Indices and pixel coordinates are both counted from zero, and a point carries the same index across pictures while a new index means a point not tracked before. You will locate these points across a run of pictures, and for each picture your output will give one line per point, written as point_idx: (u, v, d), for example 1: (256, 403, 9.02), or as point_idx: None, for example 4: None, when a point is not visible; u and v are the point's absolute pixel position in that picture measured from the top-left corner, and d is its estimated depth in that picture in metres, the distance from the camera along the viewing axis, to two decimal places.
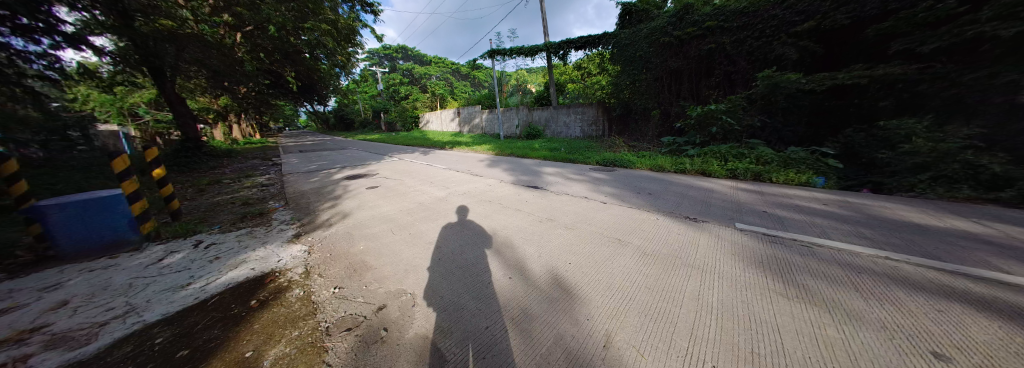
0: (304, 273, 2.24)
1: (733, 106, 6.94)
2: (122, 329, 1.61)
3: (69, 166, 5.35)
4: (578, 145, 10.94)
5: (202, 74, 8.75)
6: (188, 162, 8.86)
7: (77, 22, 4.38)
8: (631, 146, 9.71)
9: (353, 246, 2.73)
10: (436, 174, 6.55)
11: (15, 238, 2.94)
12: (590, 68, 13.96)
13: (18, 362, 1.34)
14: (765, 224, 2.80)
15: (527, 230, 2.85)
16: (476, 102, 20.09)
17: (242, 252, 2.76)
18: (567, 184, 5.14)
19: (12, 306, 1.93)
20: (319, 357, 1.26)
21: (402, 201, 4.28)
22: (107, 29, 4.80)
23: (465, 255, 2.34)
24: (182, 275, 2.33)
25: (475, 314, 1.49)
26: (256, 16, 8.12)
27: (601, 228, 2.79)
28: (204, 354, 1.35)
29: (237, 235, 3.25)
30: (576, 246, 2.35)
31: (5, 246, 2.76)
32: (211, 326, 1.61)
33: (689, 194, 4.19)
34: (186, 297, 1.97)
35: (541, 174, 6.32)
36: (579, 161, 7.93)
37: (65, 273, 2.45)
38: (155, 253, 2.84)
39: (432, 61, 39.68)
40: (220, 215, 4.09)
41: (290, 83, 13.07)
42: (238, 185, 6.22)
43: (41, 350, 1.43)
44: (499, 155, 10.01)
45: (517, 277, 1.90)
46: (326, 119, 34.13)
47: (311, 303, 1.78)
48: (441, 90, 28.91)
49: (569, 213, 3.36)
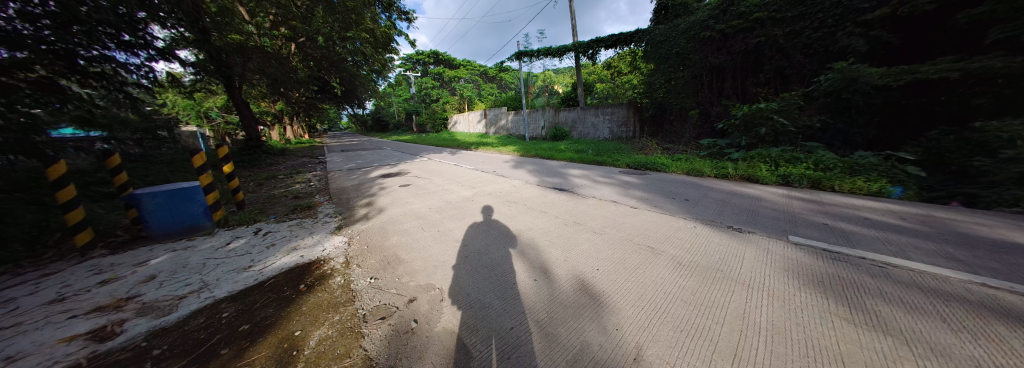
0: (344, 263, 2.42)
1: (786, 105, 6.24)
2: (196, 302, 1.88)
3: (158, 161, 6.32)
4: (606, 147, 10.60)
5: (263, 80, 9.91)
6: (249, 159, 10.08)
7: (166, 38, 5.02)
8: (664, 149, 9.22)
9: (387, 240, 2.90)
10: (463, 174, 6.75)
11: (116, 220, 3.58)
12: (620, 67, 13.41)
13: (117, 325, 1.66)
14: (826, 239, 2.46)
15: (553, 233, 2.81)
16: (502, 103, 20.33)
17: (293, 240, 3.07)
18: (595, 187, 5.01)
19: (113, 278, 2.34)
20: (357, 341, 1.35)
21: (431, 200, 4.45)
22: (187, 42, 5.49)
23: (491, 254, 2.37)
24: (245, 258, 2.64)
25: (501, 314, 1.50)
26: (308, 29, 9.24)
27: (632, 234, 2.67)
28: (261, 330, 1.52)
29: (289, 226, 3.61)
30: (605, 251, 2.29)
31: (110, 226, 3.41)
32: (267, 305, 1.80)
33: (732, 201, 3.85)
34: (248, 278, 2.23)
35: (567, 176, 6.24)
36: (607, 164, 7.69)
37: (154, 252, 2.91)
38: (225, 237, 3.26)
39: (462, 65, 41.09)
40: (275, 207, 4.58)
41: (335, 88, 14.33)
42: (289, 181, 6.90)
43: (134, 316, 1.75)
44: (524, 156, 10.05)
45: (541, 279, 1.88)
46: (364, 121, 36.81)
47: (350, 291, 1.92)
48: (470, 93, 29.79)
49: (597, 218, 3.25)
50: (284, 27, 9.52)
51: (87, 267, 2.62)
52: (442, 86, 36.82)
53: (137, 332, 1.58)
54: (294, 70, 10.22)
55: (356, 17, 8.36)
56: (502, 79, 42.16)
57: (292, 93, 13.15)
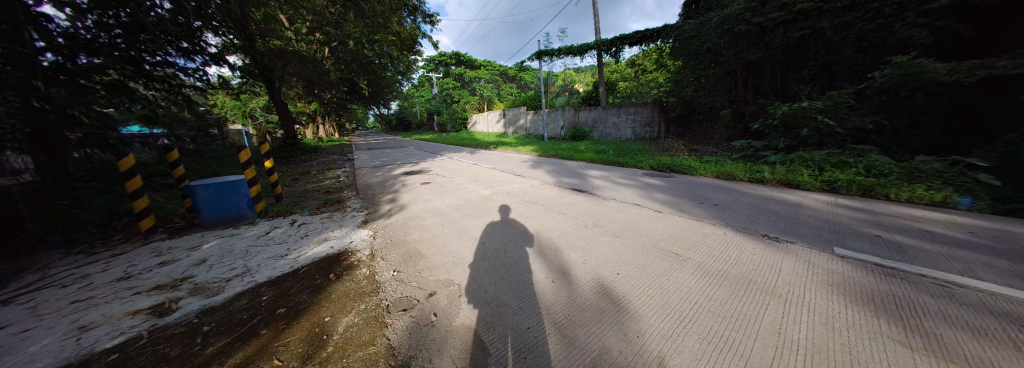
0: (370, 255, 2.55)
1: (835, 104, 5.67)
2: (240, 285, 2.07)
3: (210, 156, 7.02)
4: (628, 147, 10.26)
5: (300, 82, 10.67)
6: (286, 156, 10.89)
7: (217, 44, 5.47)
8: (691, 150, 8.77)
9: (409, 235, 3.01)
10: (482, 173, 6.83)
11: (174, 208, 4.02)
12: (645, 65, 12.94)
13: (174, 302, 1.88)
14: (879, 252, 2.21)
15: (571, 234, 2.77)
16: (521, 103, 20.35)
17: (324, 232, 3.27)
18: (616, 189, 4.86)
19: (173, 260, 2.64)
20: (381, 331, 1.42)
21: (451, 197, 4.55)
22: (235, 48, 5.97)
23: (509, 253, 2.39)
24: (282, 246, 2.86)
25: (518, 313, 1.50)
26: (340, 33, 9.79)
27: (656, 239, 2.56)
28: (296, 314, 1.64)
29: (321, 218, 3.86)
30: (626, 256, 2.21)
31: (169, 214, 3.85)
32: (302, 291, 1.94)
33: (767, 208, 3.57)
34: (284, 265, 2.42)
35: (586, 176, 6.12)
36: (629, 165, 7.45)
37: (205, 237, 3.23)
38: (265, 227, 3.56)
39: (482, 65, 41.63)
40: (308, 200, 4.91)
41: (363, 89, 15.12)
42: (321, 176, 7.38)
43: (188, 295, 1.98)
44: (542, 156, 10.00)
45: (560, 281, 1.85)
46: (389, 121, 38.42)
47: (375, 282, 2.02)
48: (489, 93, 30.14)
49: (617, 220, 3.15)
50: (319, 33, 10.17)
51: (152, 249, 2.97)
52: (463, 87, 37.55)
53: (190, 309, 1.79)
54: (327, 72, 10.89)
55: (383, 21, 8.71)
56: (521, 79, 42.25)
57: (325, 94, 14.05)
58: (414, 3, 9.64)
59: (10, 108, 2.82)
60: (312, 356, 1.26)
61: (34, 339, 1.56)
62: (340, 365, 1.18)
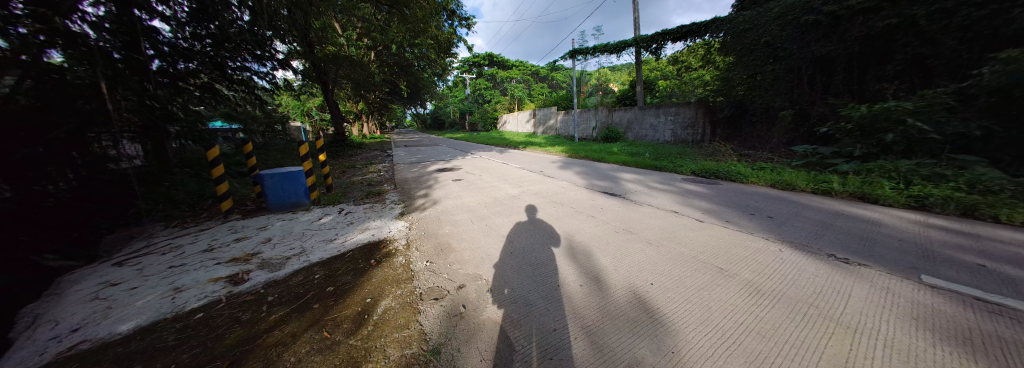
0: (406, 245, 2.72)
1: (929, 105, 4.74)
2: (297, 263, 2.34)
3: (276, 149, 8.03)
4: (667, 150, 9.62)
5: (350, 84, 11.72)
6: (337, 150, 12.09)
7: (285, 51, 6.20)
8: (741, 156, 7.98)
9: (441, 229, 3.15)
10: (511, 172, 6.89)
11: (246, 193, 4.67)
12: (689, 62, 12.06)
13: (246, 274, 2.19)
14: (988, 284, 1.79)
15: (602, 239, 2.69)
16: (552, 102, 20.20)
17: (366, 221, 3.56)
18: (652, 194, 4.60)
19: (245, 237, 3.07)
20: (415, 316, 1.51)
21: (481, 195, 4.67)
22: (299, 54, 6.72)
23: (537, 253, 2.39)
24: (331, 232, 3.18)
25: (544, 314, 1.49)
26: (385, 38, 10.56)
27: (695, 251, 2.37)
28: (342, 293, 1.82)
29: (364, 208, 4.22)
30: (661, 265, 2.09)
31: (243, 198, 4.49)
32: (347, 273, 2.14)
33: (834, 224, 3.10)
34: (332, 248, 2.68)
35: (619, 180, 5.87)
36: (668, 169, 7.00)
37: (271, 219, 3.72)
38: (318, 213, 3.99)
39: (514, 65, 42.01)
40: (354, 191, 5.38)
41: (403, 90, 16.16)
42: (365, 170, 8.06)
43: (256, 268, 2.29)
44: (572, 157, 9.82)
45: (589, 286, 1.80)
46: (425, 120, 40.66)
47: (410, 270, 2.15)
48: (521, 93, 30.35)
49: (652, 228, 2.98)
50: (367, 38, 11.08)
51: (229, 227, 3.49)
52: (494, 87, 38.27)
53: (258, 280, 2.07)
54: (373, 74, 11.83)
55: (423, 26, 9.20)
56: (553, 79, 41.85)
57: (370, 95, 15.28)
58: (452, 8, 10.05)
59: (123, 105, 3.59)
60: (354, 333, 1.38)
61: (147, 297, 1.93)
62: (379, 344, 1.28)
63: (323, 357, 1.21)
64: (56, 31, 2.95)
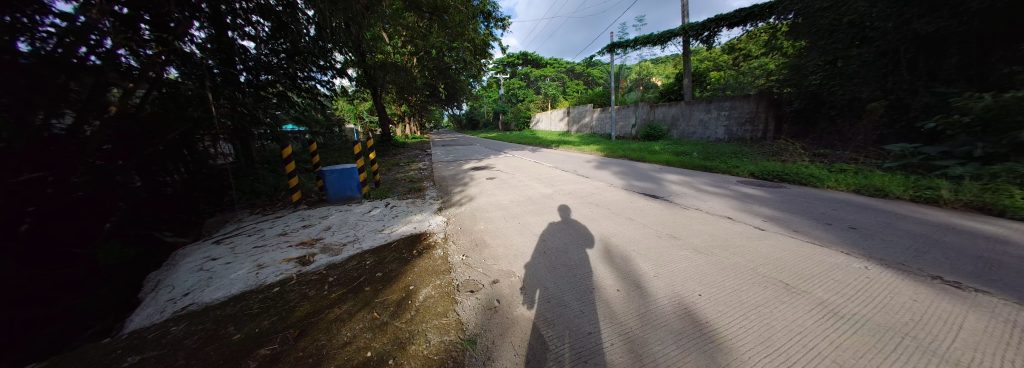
0: (444, 238, 2.88)
1: None
2: (351, 250, 2.63)
3: (334, 148, 9.09)
4: (717, 149, 8.72)
5: (396, 88, 12.73)
6: (383, 149, 13.23)
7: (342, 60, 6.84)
8: (811, 156, 6.90)
9: (475, 225, 3.27)
10: (544, 171, 6.86)
11: (310, 187, 5.36)
12: (748, 50, 10.73)
13: (311, 256, 2.52)
14: None
15: (642, 243, 2.54)
16: (588, 100, 19.60)
17: (408, 215, 3.84)
18: (700, 197, 4.19)
19: (310, 225, 3.52)
20: (452, 306, 1.59)
21: (514, 193, 4.72)
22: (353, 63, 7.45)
23: (571, 254, 2.35)
24: (378, 223, 3.49)
25: (579, 316, 1.46)
26: (427, 44, 11.23)
27: (754, 262, 2.10)
28: (389, 279, 1.99)
29: (407, 203, 4.55)
30: (712, 276, 1.89)
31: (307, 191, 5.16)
32: (392, 261, 2.33)
33: (943, 239, 2.50)
34: (380, 238, 2.95)
35: (661, 181, 5.47)
36: (718, 170, 6.34)
37: (329, 210, 4.22)
38: (367, 206, 4.41)
39: (548, 63, 41.59)
40: (398, 187, 5.83)
41: (442, 92, 17.04)
42: (407, 167, 8.69)
43: (319, 252, 2.61)
44: (609, 156, 9.42)
45: (628, 291, 1.72)
46: (460, 120, 42.54)
47: (447, 262, 2.27)
48: (555, 91, 29.99)
49: (701, 234, 2.73)
50: (411, 45, 11.89)
51: (298, 215, 4.03)
52: (528, 86, 38.37)
53: (321, 263, 2.37)
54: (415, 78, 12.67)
55: (461, 30, 9.58)
56: (589, 75, 40.63)
57: (413, 97, 16.42)
58: (489, 10, 10.30)
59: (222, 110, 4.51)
60: (399, 316, 1.51)
61: (239, 271, 2.33)
62: (420, 329, 1.37)
63: (374, 335, 1.34)
64: (173, 50, 3.65)
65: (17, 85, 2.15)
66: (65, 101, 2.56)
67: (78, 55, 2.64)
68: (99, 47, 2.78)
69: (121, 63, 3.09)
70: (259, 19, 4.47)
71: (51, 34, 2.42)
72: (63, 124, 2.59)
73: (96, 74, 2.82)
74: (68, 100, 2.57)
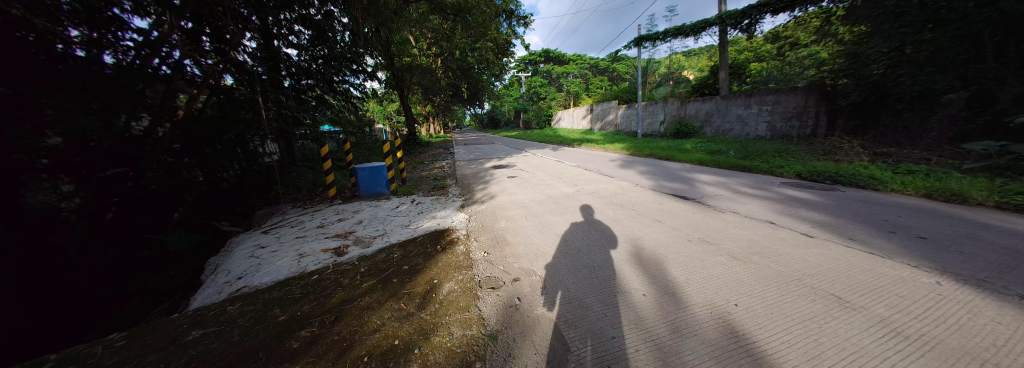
0: (466, 235, 2.95)
1: None
2: (381, 243, 2.79)
3: (366, 147, 9.67)
4: (757, 147, 8.03)
5: (421, 89, 13.23)
6: (410, 148, 13.83)
7: (372, 64, 7.17)
8: (871, 155, 6.12)
9: (496, 222, 3.31)
10: (566, 170, 6.76)
11: (344, 183, 5.75)
12: (796, 37, 9.72)
13: (344, 248, 2.70)
14: None
15: (670, 247, 2.41)
16: (613, 96, 18.96)
17: (432, 211, 3.98)
18: (737, 199, 3.88)
19: (343, 218, 3.78)
20: (474, 301, 1.63)
21: (534, 192, 4.70)
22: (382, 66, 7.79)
23: (594, 255, 2.29)
24: (405, 218, 3.66)
25: (601, 319, 1.42)
26: (451, 45, 11.52)
27: (801, 272, 1.90)
28: (414, 272, 2.08)
29: (431, 199, 4.71)
30: (751, 285, 1.74)
31: (342, 187, 5.54)
32: (418, 255, 2.43)
33: None
34: (407, 233, 3.09)
35: (692, 181, 5.15)
36: (759, 170, 5.84)
37: (361, 205, 4.49)
38: (395, 202, 4.63)
39: (571, 60, 40.81)
40: (423, 184, 6.07)
41: (465, 92, 17.41)
42: (432, 165, 9.01)
43: (352, 244, 2.80)
44: (635, 155, 9.05)
45: (655, 297, 1.63)
46: (482, 119, 43.31)
47: (469, 258, 2.33)
48: (578, 88, 29.37)
49: (738, 239, 2.53)
50: (435, 46, 12.25)
51: (333, 210, 4.36)
52: (550, 84, 37.99)
53: (354, 254, 2.54)
54: (440, 78, 13.06)
55: (484, 29, 9.70)
56: (613, 71, 39.23)
57: (437, 97, 16.96)
58: (511, 8, 10.29)
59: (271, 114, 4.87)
60: (424, 308, 1.57)
61: (284, 259, 2.57)
62: (444, 321, 1.42)
63: (401, 324, 1.42)
64: (228, 60, 4.11)
65: (105, 93, 2.61)
66: (144, 106, 3.11)
67: (152, 66, 3.23)
68: (167, 58, 3.36)
69: (187, 72, 3.67)
70: (301, 27, 4.75)
71: (130, 47, 3.00)
72: (141, 126, 3.13)
73: (166, 82, 3.38)
74: (146, 106, 3.12)
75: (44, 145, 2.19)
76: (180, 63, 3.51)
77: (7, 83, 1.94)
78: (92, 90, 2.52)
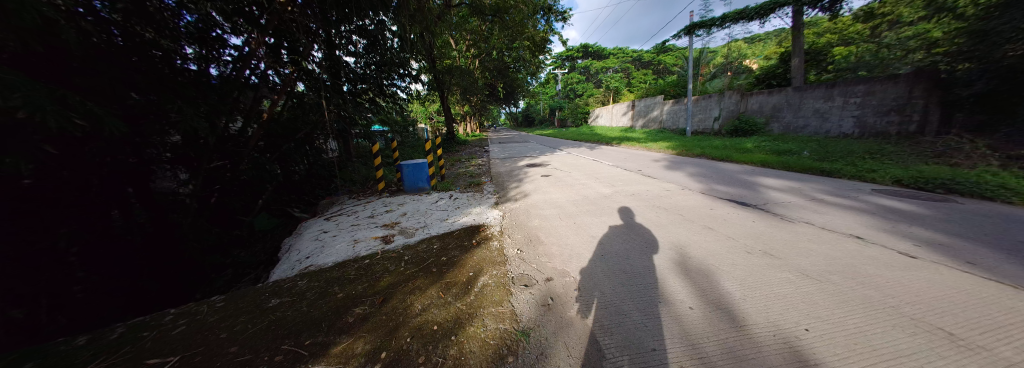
0: (499, 232, 3.01)
1: None
2: (422, 234, 3.00)
3: (410, 145, 10.43)
4: (840, 147, 6.78)
5: (460, 89, 13.80)
6: (449, 147, 14.54)
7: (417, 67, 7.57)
8: (1011, 158, 4.78)
9: (529, 221, 3.31)
10: (604, 170, 6.47)
11: (391, 178, 6.27)
12: (901, 12, 7.95)
13: (391, 237, 2.96)
14: None
15: (724, 259, 2.16)
16: (658, 91, 17.60)
17: (468, 207, 4.14)
18: (814, 209, 3.31)
19: (390, 210, 4.13)
20: (507, 296, 1.66)
21: (569, 192, 4.60)
22: (426, 69, 8.24)
23: (634, 261, 2.16)
24: (443, 212, 3.87)
25: (640, 328, 1.34)
26: (489, 45, 11.80)
27: (900, 298, 1.55)
28: (452, 264, 2.18)
29: (467, 195, 4.89)
30: (827, 309, 1.47)
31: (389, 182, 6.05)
32: (455, 248, 2.55)
33: None
34: (445, 226, 3.27)
35: (753, 185, 4.54)
36: (842, 174, 4.93)
37: (405, 199, 4.85)
38: (434, 197, 4.90)
39: (611, 54, 38.83)
40: (460, 181, 6.33)
41: (501, 91, 17.69)
42: (468, 163, 9.35)
43: (397, 234, 3.04)
44: (682, 155, 8.30)
45: (704, 311, 1.48)
46: (517, 118, 43.63)
47: (503, 254, 2.37)
48: (618, 83, 27.89)
49: (811, 254, 2.17)
50: (474, 48, 12.65)
51: (382, 202, 4.78)
52: (588, 80, 36.68)
53: (399, 243, 2.77)
54: (478, 78, 13.47)
55: (521, 28, 9.74)
56: (659, 63, 36.37)
57: (475, 97, 17.53)
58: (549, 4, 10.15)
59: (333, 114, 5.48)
60: (459, 298, 1.65)
61: (341, 243, 2.90)
62: (479, 313, 1.48)
63: (439, 311, 1.50)
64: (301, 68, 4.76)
65: (210, 99, 3.31)
66: (239, 110, 3.92)
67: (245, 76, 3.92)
68: (256, 70, 4.04)
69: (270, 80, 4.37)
70: (358, 37, 5.13)
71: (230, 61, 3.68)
72: (236, 127, 3.98)
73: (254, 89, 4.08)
74: (239, 109, 3.91)
75: (169, 141, 3.03)
76: (265, 73, 4.18)
77: (143, 93, 2.59)
78: (200, 96, 3.22)
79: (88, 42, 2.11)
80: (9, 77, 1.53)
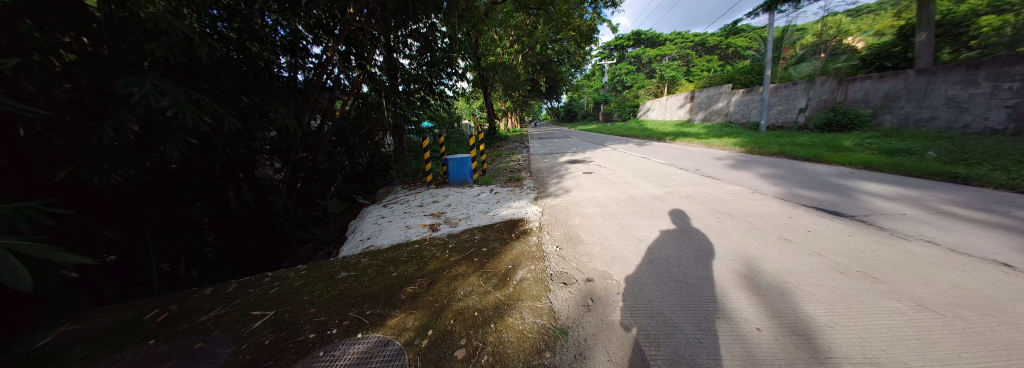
0: (539, 227, 3.00)
1: None
2: (465, 225, 3.16)
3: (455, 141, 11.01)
4: (994, 145, 5.09)
5: (503, 86, 14.01)
6: (491, 142, 14.96)
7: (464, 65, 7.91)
8: None
9: (570, 219, 3.23)
10: (655, 168, 5.93)
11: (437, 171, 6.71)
12: None
13: (437, 226, 3.18)
14: None
15: (807, 277, 1.81)
16: (724, 80, 15.42)
17: (508, 201, 4.22)
18: (944, 224, 2.56)
19: (436, 201, 4.43)
20: (545, 292, 1.67)
21: (613, 190, 4.36)
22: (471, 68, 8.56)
23: (689, 270, 1.95)
24: (484, 205, 4.01)
25: (692, 343, 1.22)
26: (533, 39, 11.69)
27: None
28: (492, 256, 2.26)
29: (507, 190, 4.99)
30: (950, 348, 1.14)
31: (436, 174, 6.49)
32: (494, 240, 2.63)
33: None
34: (485, 218, 3.38)
35: (851, 191, 3.70)
36: (995, 180, 3.70)
37: (449, 191, 5.15)
38: (477, 190, 5.10)
39: (667, 41, 35.18)
40: (501, 175, 6.47)
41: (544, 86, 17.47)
42: (509, 158, 9.50)
43: (442, 223, 3.26)
44: (753, 152, 7.17)
45: (774, 333, 1.28)
46: (560, 113, 42.60)
47: (541, 250, 2.37)
48: (674, 72, 25.22)
49: (938, 281, 1.69)
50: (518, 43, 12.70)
51: (430, 192, 5.15)
52: (638, 71, 33.89)
53: (444, 232, 2.96)
54: (520, 74, 13.53)
55: (566, 18, 9.43)
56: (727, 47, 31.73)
57: (517, 93, 17.67)
58: None
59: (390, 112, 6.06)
60: (499, 289, 1.71)
61: (396, 228, 3.23)
62: (517, 305, 1.51)
63: (479, 298, 1.58)
64: None
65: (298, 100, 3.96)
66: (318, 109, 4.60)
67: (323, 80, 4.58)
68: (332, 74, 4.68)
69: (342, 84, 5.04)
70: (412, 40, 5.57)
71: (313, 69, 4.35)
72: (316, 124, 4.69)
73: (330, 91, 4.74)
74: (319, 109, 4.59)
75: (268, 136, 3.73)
76: (338, 77, 4.82)
77: (251, 97, 3.25)
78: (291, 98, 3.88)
79: (216, 57, 2.75)
80: (162, 85, 2.08)
